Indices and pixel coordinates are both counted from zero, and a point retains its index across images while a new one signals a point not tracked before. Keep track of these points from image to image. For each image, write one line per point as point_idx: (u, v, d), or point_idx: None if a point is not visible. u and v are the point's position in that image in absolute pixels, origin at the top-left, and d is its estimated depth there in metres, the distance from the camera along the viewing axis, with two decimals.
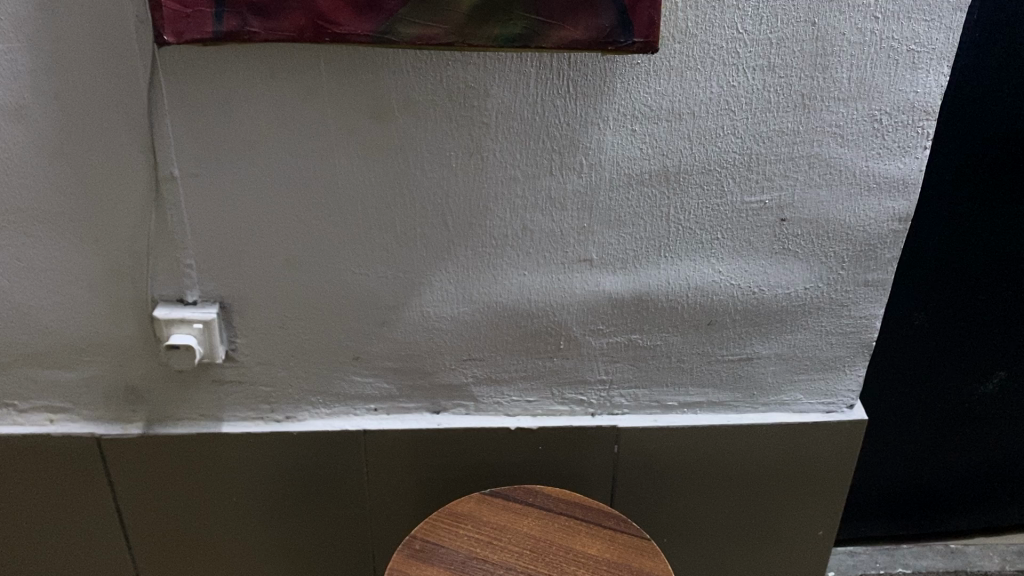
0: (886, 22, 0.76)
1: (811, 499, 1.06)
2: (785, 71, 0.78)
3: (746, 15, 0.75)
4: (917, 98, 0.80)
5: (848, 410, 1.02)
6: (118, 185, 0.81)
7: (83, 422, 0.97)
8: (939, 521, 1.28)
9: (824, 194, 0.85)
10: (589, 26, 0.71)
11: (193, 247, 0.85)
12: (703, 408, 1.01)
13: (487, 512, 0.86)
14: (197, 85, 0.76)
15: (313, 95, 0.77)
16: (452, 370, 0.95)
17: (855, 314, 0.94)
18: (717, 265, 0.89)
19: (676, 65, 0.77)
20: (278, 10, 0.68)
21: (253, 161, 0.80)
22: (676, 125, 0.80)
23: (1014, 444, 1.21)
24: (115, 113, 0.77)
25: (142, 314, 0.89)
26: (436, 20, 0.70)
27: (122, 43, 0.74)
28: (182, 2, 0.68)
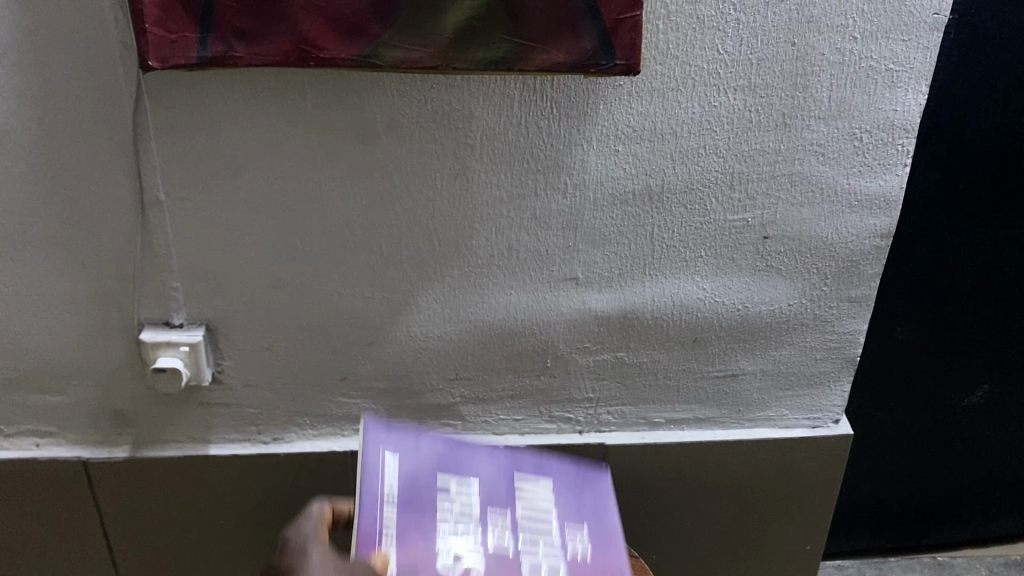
0: (864, 42, 0.77)
1: (799, 514, 1.07)
2: (765, 91, 0.79)
3: (727, 36, 0.76)
4: (896, 116, 0.81)
5: (835, 425, 1.03)
6: (105, 210, 0.82)
7: (69, 446, 0.97)
8: (927, 534, 1.28)
9: (806, 213, 0.86)
10: (572, 48, 0.72)
11: (179, 270, 0.86)
12: (690, 425, 1.01)
13: None
14: (182, 110, 0.77)
15: (298, 119, 0.78)
16: (439, 391, 0.95)
17: (840, 330, 0.94)
18: (701, 283, 0.89)
19: (658, 86, 0.78)
20: (263, 36, 0.69)
21: (239, 185, 0.81)
22: (658, 146, 0.81)
23: (1001, 456, 1.22)
24: (100, 137, 0.78)
25: (129, 337, 0.89)
26: (419, 44, 0.70)
27: (108, 68, 0.74)
28: (167, 28, 0.68)
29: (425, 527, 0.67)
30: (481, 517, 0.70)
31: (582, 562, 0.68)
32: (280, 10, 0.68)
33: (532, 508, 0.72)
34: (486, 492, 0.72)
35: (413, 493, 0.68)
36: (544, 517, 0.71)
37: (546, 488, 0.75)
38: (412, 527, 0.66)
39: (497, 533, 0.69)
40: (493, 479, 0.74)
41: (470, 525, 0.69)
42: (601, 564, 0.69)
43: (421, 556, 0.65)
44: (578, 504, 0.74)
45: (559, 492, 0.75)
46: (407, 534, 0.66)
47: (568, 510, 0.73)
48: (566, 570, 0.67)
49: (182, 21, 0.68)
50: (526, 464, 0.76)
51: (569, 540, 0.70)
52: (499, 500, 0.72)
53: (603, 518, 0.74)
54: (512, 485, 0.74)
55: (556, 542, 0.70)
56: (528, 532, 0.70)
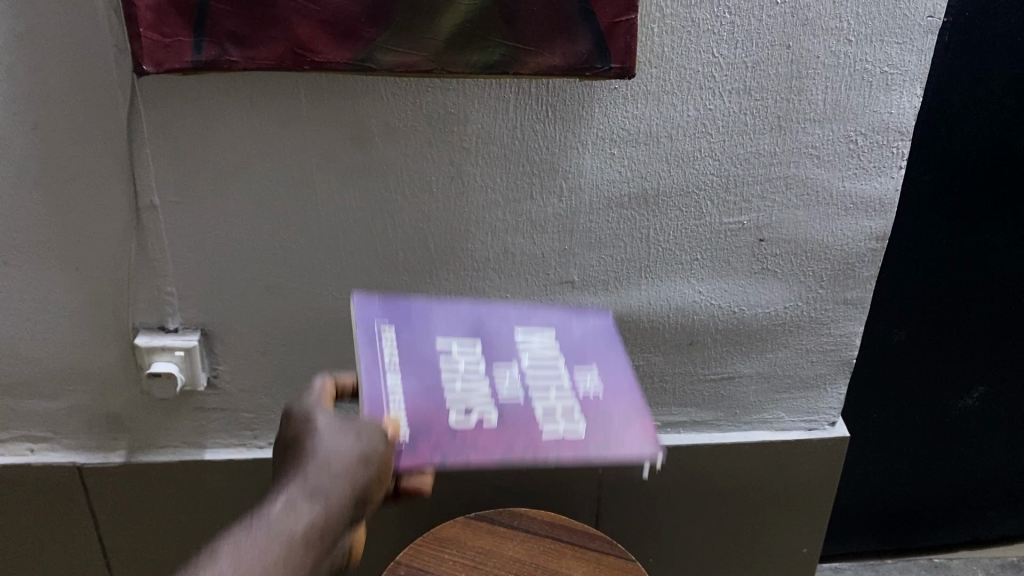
0: (859, 44, 0.77)
1: (795, 517, 1.07)
2: (760, 94, 0.79)
3: (722, 39, 0.76)
4: (891, 119, 0.81)
5: (831, 428, 1.03)
6: (99, 214, 0.81)
7: (63, 452, 0.97)
8: (925, 536, 1.28)
9: (802, 215, 0.86)
10: (567, 52, 0.72)
11: (174, 274, 0.85)
12: (688, 428, 1.00)
13: (472, 536, 0.86)
14: (177, 115, 0.76)
15: (293, 122, 0.78)
16: None
17: (836, 333, 0.94)
18: (698, 286, 0.89)
19: (653, 90, 0.78)
20: (258, 40, 0.69)
21: (234, 190, 0.81)
22: (654, 148, 0.81)
23: (997, 458, 1.22)
24: (95, 142, 0.77)
25: (124, 341, 0.89)
26: (415, 48, 0.70)
27: (102, 73, 0.74)
28: (161, 32, 0.68)
29: (432, 384, 0.64)
30: (487, 370, 0.67)
31: (596, 400, 0.66)
32: (275, 14, 0.68)
33: (535, 356, 0.69)
34: (489, 349, 0.69)
35: (415, 359, 0.65)
36: (549, 364, 0.69)
37: (551, 336, 0.72)
38: (417, 386, 0.63)
39: (505, 383, 0.66)
40: (495, 336, 0.70)
41: (476, 378, 0.66)
42: (615, 401, 0.66)
43: (430, 412, 0.62)
44: (580, 350, 0.71)
45: (563, 339, 0.72)
46: (413, 393, 0.63)
47: (574, 356, 0.70)
48: (581, 409, 0.65)
49: (176, 26, 0.68)
50: (531, 317, 0.73)
51: (580, 381, 0.68)
52: (502, 354, 0.69)
53: (611, 360, 0.71)
54: (512, 338, 0.70)
55: (567, 386, 0.67)
56: (537, 379, 0.67)
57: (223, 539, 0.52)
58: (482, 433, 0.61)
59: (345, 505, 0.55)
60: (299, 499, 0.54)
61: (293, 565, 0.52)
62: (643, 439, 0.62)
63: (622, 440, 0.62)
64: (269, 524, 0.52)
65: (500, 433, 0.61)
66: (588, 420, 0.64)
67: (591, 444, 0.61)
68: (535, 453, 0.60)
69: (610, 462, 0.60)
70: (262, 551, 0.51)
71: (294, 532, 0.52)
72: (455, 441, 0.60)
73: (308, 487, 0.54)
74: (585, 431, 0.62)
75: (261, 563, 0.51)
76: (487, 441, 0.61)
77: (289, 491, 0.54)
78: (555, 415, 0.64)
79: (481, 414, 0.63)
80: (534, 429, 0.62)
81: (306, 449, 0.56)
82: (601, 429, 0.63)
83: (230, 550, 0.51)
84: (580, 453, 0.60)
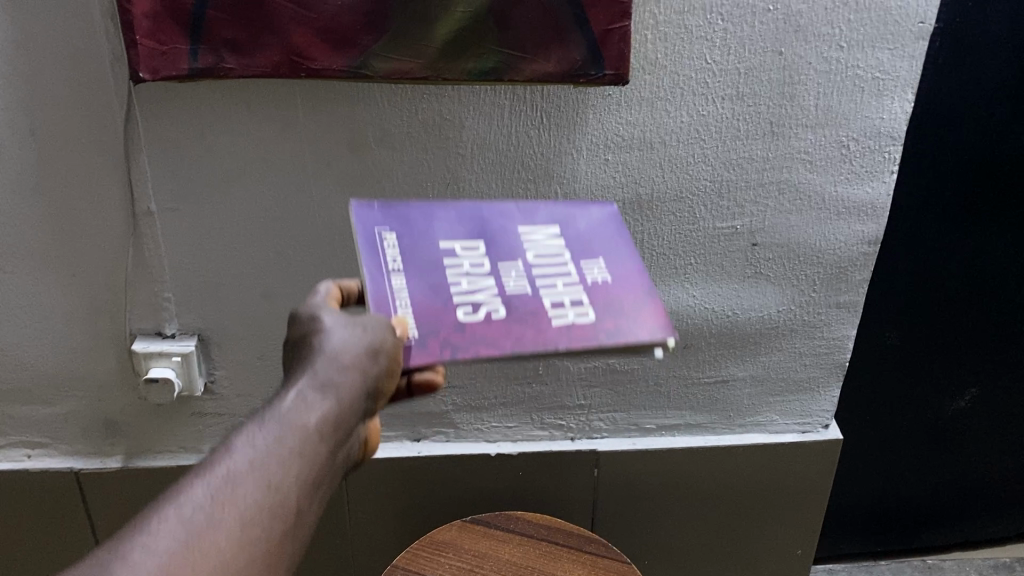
0: (852, 50, 0.77)
1: (790, 518, 1.07)
2: (753, 100, 0.79)
3: (715, 45, 0.76)
4: (884, 124, 0.82)
5: (825, 430, 1.03)
6: (96, 220, 0.82)
7: (60, 457, 0.97)
8: (918, 537, 1.29)
9: (794, 220, 0.86)
10: (561, 59, 0.72)
11: (171, 280, 0.86)
12: (682, 431, 1.01)
13: (469, 540, 0.86)
14: (173, 121, 0.77)
15: (288, 129, 0.78)
16: (432, 398, 0.95)
17: (828, 336, 0.95)
18: (692, 290, 0.90)
19: (646, 96, 0.78)
20: (254, 47, 0.69)
21: (230, 195, 0.81)
22: (648, 154, 0.81)
23: (989, 460, 1.22)
24: (92, 149, 0.78)
25: (121, 347, 0.89)
26: (410, 55, 0.71)
27: (99, 79, 0.74)
28: (158, 40, 0.68)
29: (437, 281, 0.59)
30: (492, 265, 0.61)
31: (605, 286, 0.62)
32: (271, 22, 0.68)
33: (541, 249, 0.64)
34: (493, 245, 0.63)
35: (417, 258, 0.60)
36: (554, 256, 0.63)
37: (557, 231, 0.66)
38: (422, 285, 0.58)
39: (511, 277, 0.61)
40: (499, 232, 0.64)
41: (482, 274, 0.60)
42: (625, 287, 0.62)
43: (436, 309, 0.57)
44: (587, 242, 0.66)
45: (569, 232, 0.66)
46: (418, 292, 0.57)
47: (580, 247, 0.65)
48: (590, 296, 0.60)
49: (173, 33, 0.68)
50: (535, 213, 0.67)
51: (587, 271, 0.63)
52: (507, 250, 0.63)
53: (620, 247, 0.66)
54: (514, 232, 0.65)
55: (574, 276, 0.62)
56: (544, 271, 0.62)
57: (234, 435, 0.46)
58: (491, 325, 0.56)
59: (360, 395, 0.51)
60: (312, 389, 0.49)
61: (314, 455, 0.47)
62: (656, 324, 0.59)
63: (635, 326, 0.58)
64: (284, 415, 0.47)
65: (510, 324, 0.57)
66: (600, 308, 0.59)
67: (603, 331, 0.57)
68: (546, 342, 0.56)
69: (622, 348, 0.57)
70: (281, 440, 0.46)
71: (311, 423, 0.47)
72: (464, 336, 0.55)
73: (320, 377, 0.49)
74: (596, 318, 0.58)
75: (281, 453, 0.45)
76: (496, 334, 0.56)
77: (301, 382, 0.49)
78: (564, 305, 0.59)
79: (489, 307, 0.58)
80: (545, 319, 0.58)
81: (311, 346, 0.51)
82: (613, 316, 0.59)
83: (245, 442, 0.45)
84: (593, 340, 0.56)
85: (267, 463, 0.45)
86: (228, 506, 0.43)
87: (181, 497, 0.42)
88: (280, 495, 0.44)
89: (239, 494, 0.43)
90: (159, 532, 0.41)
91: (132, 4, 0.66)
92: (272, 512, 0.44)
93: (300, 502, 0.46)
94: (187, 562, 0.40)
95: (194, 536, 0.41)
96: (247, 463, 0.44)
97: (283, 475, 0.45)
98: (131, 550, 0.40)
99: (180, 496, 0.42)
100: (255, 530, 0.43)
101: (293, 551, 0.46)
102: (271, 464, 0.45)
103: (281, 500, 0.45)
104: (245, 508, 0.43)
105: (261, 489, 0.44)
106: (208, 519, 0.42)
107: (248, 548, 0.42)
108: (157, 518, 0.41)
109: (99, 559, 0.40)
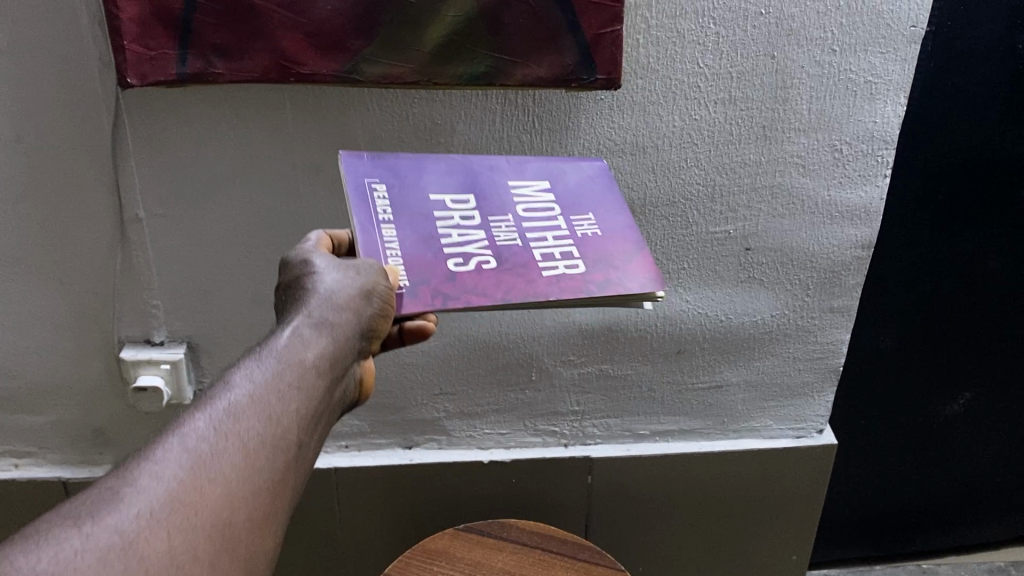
0: (844, 54, 0.77)
1: (785, 523, 1.07)
2: (745, 104, 0.79)
3: (707, 49, 0.76)
4: (876, 128, 0.81)
5: (819, 435, 1.03)
6: (84, 228, 0.81)
7: (48, 466, 0.96)
8: (912, 541, 1.29)
9: (787, 224, 0.86)
10: (553, 63, 0.72)
11: (160, 287, 0.85)
12: (675, 437, 1.01)
13: (462, 548, 0.86)
14: (162, 127, 0.76)
15: (278, 135, 0.77)
16: (424, 405, 0.95)
17: (822, 341, 0.95)
18: (686, 295, 0.90)
19: (639, 101, 0.78)
20: (243, 52, 0.68)
21: (220, 202, 0.80)
22: (640, 159, 0.81)
23: (983, 464, 1.22)
24: (79, 155, 0.77)
25: (109, 355, 0.89)
26: (400, 59, 0.70)
27: (85, 85, 0.74)
28: (145, 44, 0.67)
29: (427, 232, 0.60)
30: (483, 218, 0.62)
31: (594, 240, 0.62)
32: (260, 26, 0.68)
33: (531, 203, 0.65)
34: (484, 198, 0.65)
35: (409, 212, 0.61)
36: (544, 209, 0.65)
37: (546, 185, 0.67)
38: (412, 236, 0.60)
39: (502, 229, 0.62)
40: (490, 186, 0.66)
41: (472, 227, 0.62)
42: (614, 240, 0.63)
43: (426, 261, 0.58)
44: (576, 196, 0.67)
45: (559, 187, 0.68)
46: (408, 242, 0.59)
47: (570, 203, 0.66)
48: (580, 250, 0.61)
49: (161, 38, 0.67)
50: (525, 168, 0.69)
51: (577, 225, 0.64)
52: (498, 204, 0.64)
53: (608, 202, 0.67)
54: (505, 187, 0.66)
55: (563, 228, 0.63)
56: (534, 224, 0.63)
57: (231, 373, 0.45)
58: (482, 275, 0.57)
59: (354, 336, 0.52)
60: (306, 328, 0.49)
61: (312, 389, 0.46)
62: (645, 277, 0.60)
63: (623, 279, 0.59)
64: (280, 351, 0.47)
65: (500, 274, 0.58)
66: (589, 260, 0.60)
67: (592, 282, 0.58)
68: (536, 293, 0.57)
69: (609, 299, 0.58)
70: (279, 373, 0.45)
71: (308, 358, 0.47)
72: (454, 286, 0.57)
73: (314, 317, 0.50)
74: (585, 270, 0.59)
75: (280, 385, 0.45)
76: (486, 284, 0.57)
77: (296, 321, 0.49)
78: (554, 257, 0.60)
79: (479, 258, 0.59)
80: (535, 269, 0.58)
81: (305, 290, 0.53)
82: (603, 268, 0.60)
83: (243, 377, 0.44)
84: (581, 291, 0.57)
85: (267, 394, 0.44)
86: (231, 434, 0.41)
87: (182, 429, 0.41)
88: (281, 427, 0.43)
89: (241, 424, 0.42)
90: (163, 461, 0.39)
91: (119, 8, 0.65)
92: (274, 442, 0.43)
93: (299, 434, 0.45)
94: (194, 490, 0.38)
95: (199, 463, 0.39)
96: (246, 395, 0.43)
97: (283, 408, 0.44)
98: (135, 477, 0.38)
99: (181, 428, 0.41)
100: (260, 459, 0.42)
101: (295, 488, 0.44)
102: (272, 396, 0.44)
103: (282, 433, 0.43)
104: (248, 436, 0.42)
105: (262, 420, 0.43)
106: (209, 450, 0.40)
107: (253, 477, 0.41)
108: (159, 449, 0.40)
109: (102, 489, 0.38)
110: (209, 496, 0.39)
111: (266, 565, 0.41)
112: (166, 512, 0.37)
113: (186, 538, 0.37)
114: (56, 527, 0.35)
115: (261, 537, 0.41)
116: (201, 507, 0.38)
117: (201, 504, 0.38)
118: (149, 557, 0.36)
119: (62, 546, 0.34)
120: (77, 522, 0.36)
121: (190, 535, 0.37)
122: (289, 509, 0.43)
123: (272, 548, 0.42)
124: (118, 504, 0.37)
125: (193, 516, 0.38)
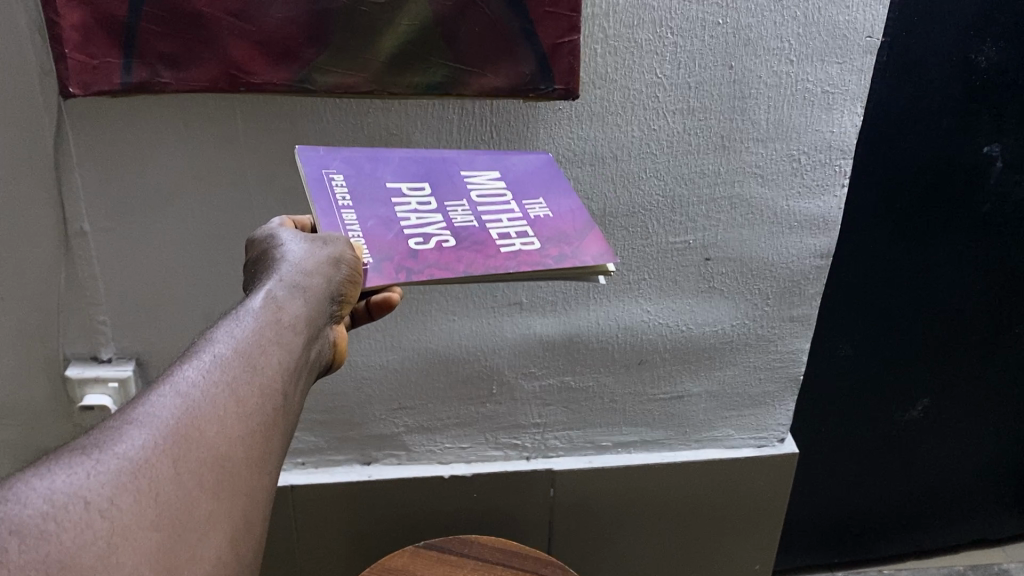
0: (801, 64, 0.77)
1: (749, 531, 1.07)
2: (704, 114, 0.78)
3: (665, 60, 0.75)
4: (834, 137, 0.82)
5: (780, 444, 1.03)
6: (26, 243, 0.78)
7: None
8: (875, 549, 1.30)
9: (746, 234, 0.86)
10: (510, 73, 0.71)
11: (107, 303, 0.83)
12: (637, 448, 1.01)
13: (422, 566, 0.84)
14: (106, 138, 0.73)
15: (228, 145, 0.75)
16: (382, 421, 0.93)
17: (783, 350, 0.95)
18: (646, 306, 0.89)
19: (597, 111, 0.77)
20: (191, 60, 0.66)
21: (168, 214, 0.78)
22: (599, 169, 0.80)
23: (940, 467, 1.23)
24: (19, 167, 0.74)
25: (54, 373, 0.86)
26: (354, 69, 0.69)
27: (24, 94, 0.70)
28: (88, 53, 0.64)
29: (387, 216, 0.59)
30: (439, 203, 0.61)
31: (547, 220, 0.61)
32: (208, 35, 0.65)
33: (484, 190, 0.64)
34: (439, 186, 0.63)
35: (366, 196, 0.60)
36: (497, 195, 0.64)
37: (497, 175, 0.67)
38: (371, 218, 0.58)
39: (458, 212, 0.60)
40: (445, 176, 0.65)
41: (429, 211, 0.60)
42: (566, 220, 0.61)
43: (388, 240, 0.56)
44: (530, 181, 0.67)
45: (510, 176, 0.67)
46: (368, 224, 0.58)
47: (521, 188, 0.65)
48: (534, 229, 0.60)
49: (104, 46, 0.64)
50: (475, 161, 0.68)
51: (530, 209, 0.63)
52: (452, 191, 0.63)
53: (558, 187, 0.66)
54: (458, 176, 0.65)
55: (516, 210, 0.62)
56: (488, 209, 0.62)
57: (208, 333, 0.43)
58: (443, 252, 0.55)
59: (326, 300, 0.50)
60: (280, 290, 0.47)
61: (291, 344, 0.44)
62: (599, 250, 0.58)
63: (579, 253, 0.57)
64: (257, 311, 0.45)
65: (460, 251, 0.56)
66: (544, 237, 0.59)
67: (550, 255, 0.56)
68: (495, 266, 0.54)
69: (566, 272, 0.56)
70: (259, 327, 0.44)
71: (284, 317, 0.46)
72: (417, 261, 0.54)
73: (286, 281, 0.49)
74: (541, 244, 0.58)
75: (263, 340, 0.43)
76: (448, 259, 0.55)
77: (269, 286, 0.48)
78: (509, 235, 0.58)
79: (438, 237, 0.57)
80: (493, 246, 0.56)
81: (274, 259, 0.52)
82: (558, 244, 0.58)
83: (223, 334, 0.43)
84: (538, 264, 0.56)
85: (250, 346, 0.42)
86: (219, 382, 0.39)
87: (171, 377, 0.39)
88: (268, 374, 0.42)
89: (229, 374, 0.40)
90: (157, 403, 0.37)
91: (60, 16, 0.62)
92: (263, 392, 0.41)
93: (283, 385, 0.42)
94: (192, 426, 0.37)
95: (192, 405, 0.38)
96: (231, 347, 0.42)
97: (265, 359, 0.42)
98: (132, 417, 0.36)
99: (169, 377, 0.39)
100: (251, 404, 0.40)
101: (286, 434, 0.42)
102: (253, 349, 0.42)
103: (269, 381, 0.41)
104: (238, 384, 0.40)
105: (248, 367, 0.41)
106: (199, 395, 0.38)
107: (247, 420, 0.39)
108: (151, 394, 0.38)
109: (103, 428, 0.36)
110: (208, 434, 0.37)
111: (265, 505, 0.39)
112: (167, 444, 0.36)
113: (191, 469, 0.36)
114: (62, 458, 0.34)
115: (258, 478, 0.39)
116: (201, 443, 0.37)
117: (202, 440, 0.37)
118: (159, 483, 0.34)
119: (74, 471, 0.33)
120: (85, 453, 0.34)
121: (195, 468, 0.36)
122: (282, 456, 0.41)
123: (269, 490, 0.40)
124: (122, 437, 0.35)
125: (195, 451, 0.36)
